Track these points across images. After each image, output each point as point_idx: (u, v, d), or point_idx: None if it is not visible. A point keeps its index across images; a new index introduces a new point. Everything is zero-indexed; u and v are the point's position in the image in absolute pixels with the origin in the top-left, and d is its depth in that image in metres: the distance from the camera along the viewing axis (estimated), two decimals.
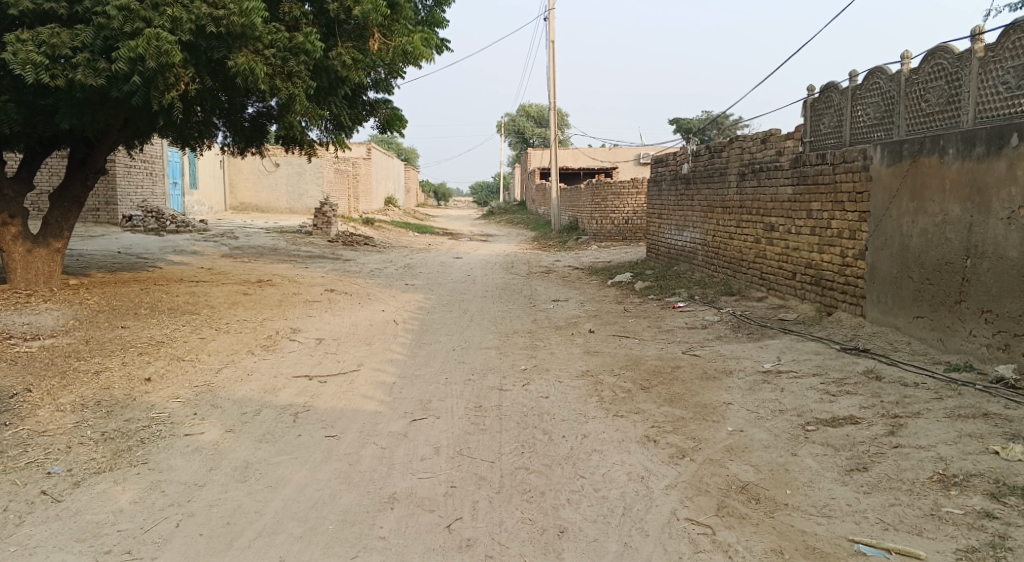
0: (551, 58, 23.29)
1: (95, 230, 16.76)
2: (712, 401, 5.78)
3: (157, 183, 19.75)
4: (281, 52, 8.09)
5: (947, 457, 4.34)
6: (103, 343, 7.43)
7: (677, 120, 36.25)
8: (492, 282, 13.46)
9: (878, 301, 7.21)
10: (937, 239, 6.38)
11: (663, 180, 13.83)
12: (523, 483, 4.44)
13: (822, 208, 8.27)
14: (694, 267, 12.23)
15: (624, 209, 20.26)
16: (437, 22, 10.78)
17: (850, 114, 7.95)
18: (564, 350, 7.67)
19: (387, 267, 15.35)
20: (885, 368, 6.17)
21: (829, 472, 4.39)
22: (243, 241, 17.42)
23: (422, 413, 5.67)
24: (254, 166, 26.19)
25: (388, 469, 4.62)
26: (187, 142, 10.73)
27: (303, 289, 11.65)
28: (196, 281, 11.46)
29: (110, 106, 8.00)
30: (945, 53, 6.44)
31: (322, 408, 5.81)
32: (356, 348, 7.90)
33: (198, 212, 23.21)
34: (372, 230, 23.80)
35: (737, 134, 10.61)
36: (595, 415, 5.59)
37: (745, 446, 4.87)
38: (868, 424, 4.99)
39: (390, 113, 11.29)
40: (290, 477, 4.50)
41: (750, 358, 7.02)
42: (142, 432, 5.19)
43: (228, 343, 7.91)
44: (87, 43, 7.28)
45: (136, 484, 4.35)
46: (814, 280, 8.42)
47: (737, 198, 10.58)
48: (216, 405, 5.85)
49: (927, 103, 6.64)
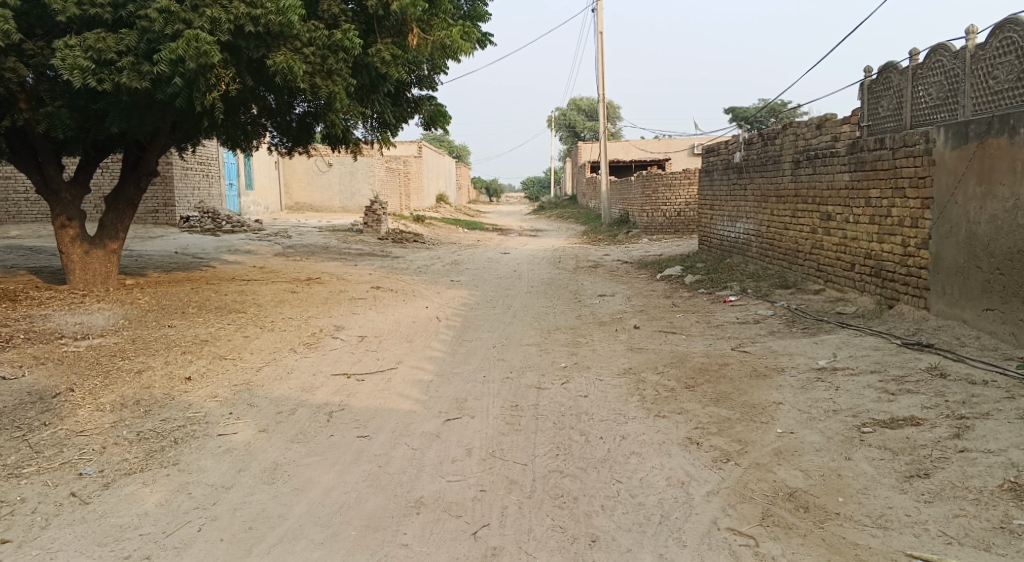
0: (600, 49, 22.93)
1: (154, 231, 17.15)
2: (760, 401, 5.48)
3: (213, 184, 20.13)
4: (320, 49, 8.00)
5: (1019, 463, 3.97)
6: (148, 342, 7.49)
7: (732, 109, 35.35)
8: (539, 278, 13.25)
9: (943, 294, 6.77)
10: (1008, 226, 5.94)
11: (715, 170, 13.41)
12: (556, 487, 4.25)
13: (882, 196, 7.83)
14: (747, 259, 11.82)
15: (675, 201, 19.82)
16: (480, 15, 10.63)
17: (911, 95, 7.49)
18: (607, 347, 7.43)
19: (434, 264, 15.30)
20: (951, 365, 5.76)
21: (885, 479, 4.07)
22: (295, 240, 17.60)
23: (457, 413, 5.52)
24: (307, 165, 26.52)
25: (417, 471, 4.48)
26: (236, 143, 10.79)
27: (350, 286, 11.65)
28: (246, 280, 11.57)
29: (157, 109, 8.03)
30: (1016, 26, 5.98)
31: (357, 408, 5.71)
32: (396, 346, 7.80)
33: (253, 211, 23.60)
34: (423, 227, 23.87)
35: (791, 120, 10.17)
36: (636, 415, 5.35)
37: (794, 449, 4.57)
38: (930, 425, 4.64)
39: (435, 109, 11.14)
40: (317, 480, 4.41)
41: (803, 354, 6.66)
42: (176, 433, 5.17)
43: (270, 341, 7.91)
44: (131, 46, 7.29)
45: (164, 486, 4.33)
46: (874, 270, 7.99)
47: (791, 187, 10.15)
48: (252, 404, 5.81)
49: (996, 81, 6.19)
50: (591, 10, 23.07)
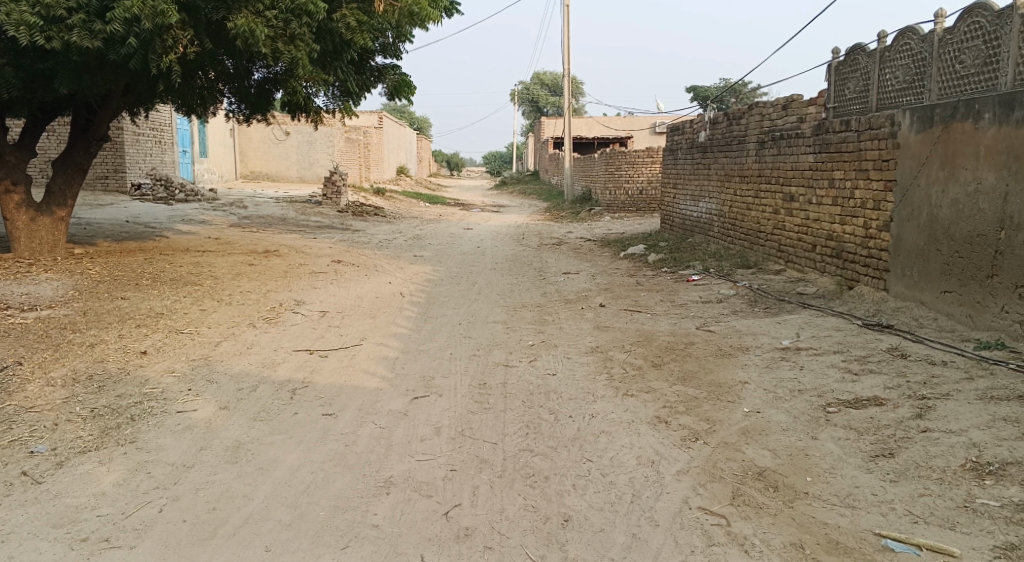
0: (565, 24, 22.74)
1: (104, 199, 16.58)
2: (727, 380, 5.51)
3: (166, 151, 19.52)
4: (283, 13, 7.65)
5: (980, 443, 4.06)
6: (100, 315, 7.22)
7: (694, 89, 35.50)
8: (502, 254, 13.17)
9: (903, 275, 6.89)
10: (969, 210, 6.04)
11: (679, 148, 13.44)
12: (526, 467, 4.22)
13: (845, 178, 7.91)
14: (709, 239, 11.90)
15: (638, 179, 19.86)
16: None
17: (878, 77, 7.56)
18: (574, 325, 7.41)
19: (395, 238, 15.09)
20: (910, 346, 5.87)
21: (852, 459, 4.13)
22: (252, 211, 17.19)
23: (424, 390, 5.45)
24: (264, 134, 25.89)
25: (385, 451, 4.40)
26: (192, 109, 10.43)
27: (310, 260, 11.41)
28: (202, 252, 11.25)
29: (109, 70, 7.68)
30: (983, 11, 6.04)
31: (320, 385, 5.59)
32: (360, 322, 7.67)
33: (207, 181, 22.98)
34: (383, 200, 23.55)
35: (757, 100, 10.20)
36: (604, 394, 5.34)
37: (762, 429, 4.61)
38: (894, 405, 4.71)
39: (399, 79, 10.91)
40: (282, 459, 4.30)
41: (767, 334, 6.73)
42: (132, 409, 4.99)
43: (229, 315, 7.71)
44: (82, 3, 6.88)
45: (121, 465, 4.18)
46: (835, 252, 8.09)
47: (755, 167, 10.21)
48: (212, 380, 5.64)
49: (962, 65, 6.26)
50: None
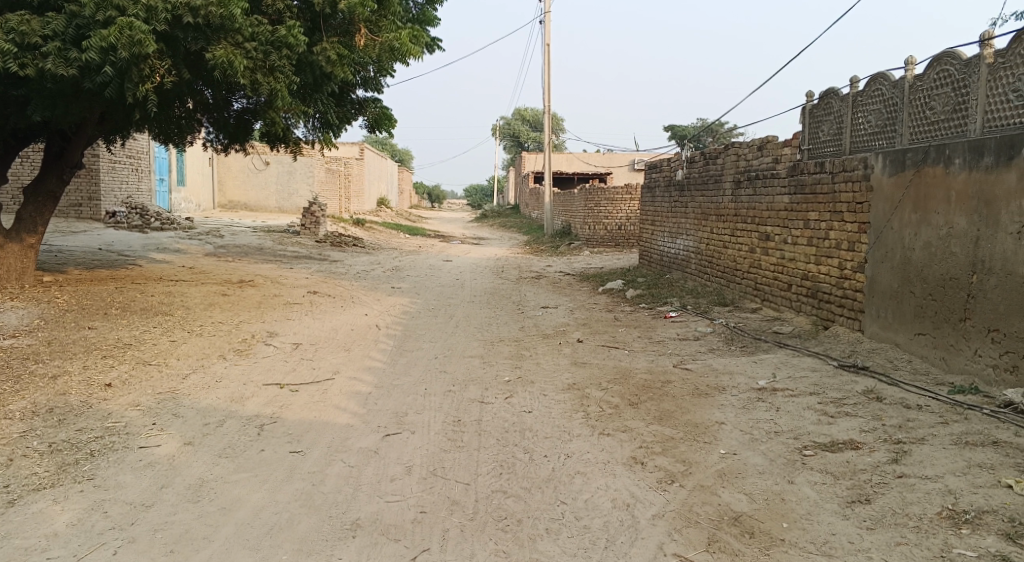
0: (546, 62, 23.00)
1: (77, 226, 16.33)
2: (703, 420, 5.46)
3: (142, 179, 19.33)
4: (263, 45, 7.67)
5: (956, 490, 4.03)
6: (65, 345, 7.04)
7: (672, 127, 36.00)
8: (480, 287, 13.10)
9: (877, 316, 6.92)
10: (941, 253, 6.09)
11: (657, 186, 13.53)
12: (498, 509, 4.12)
13: (820, 219, 7.98)
14: (686, 276, 11.93)
15: (617, 215, 19.97)
16: (429, 19, 10.49)
17: (851, 121, 7.67)
18: (551, 361, 7.34)
19: (373, 269, 14.98)
20: (886, 388, 5.86)
21: (828, 504, 4.09)
22: (229, 240, 17.01)
23: (396, 427, 5.33)
24: (243, 164, 25.76)
25: (353, 490, 4.29)
26: (169, 137, 10.32)
27: (286, 291, 11.27)
28: (175, 280, 11.07)
29: (85, 98, 7.59)
30: (952, 59, 6.16)
31: (290, 421, 5.45)
32: (333, 355, 7.54)
33: (184, 209, 22.78)
34: (362, 231, 23.45)
35: (733, 141, 10.31)
36: (580, 432, 5.27)
37: (738, 471, 4.55)
38: (869, 449, 4.68)
39: (379, 111, 10.92)
40: (246, 498, 4.17)
41: (744, 373, 6.69)
42: (93, 444, 4.83)
43: (199, 346, 7.55)
44: (59, 31, 6.83)
45: (77, 504, 4.04)
46: (811, 291, 8.12)
47: (732, 206, 10.29)
48: (177, 414, 5.49)
49: (933, 111, 6.36)
50: (539, 21, 23.15)
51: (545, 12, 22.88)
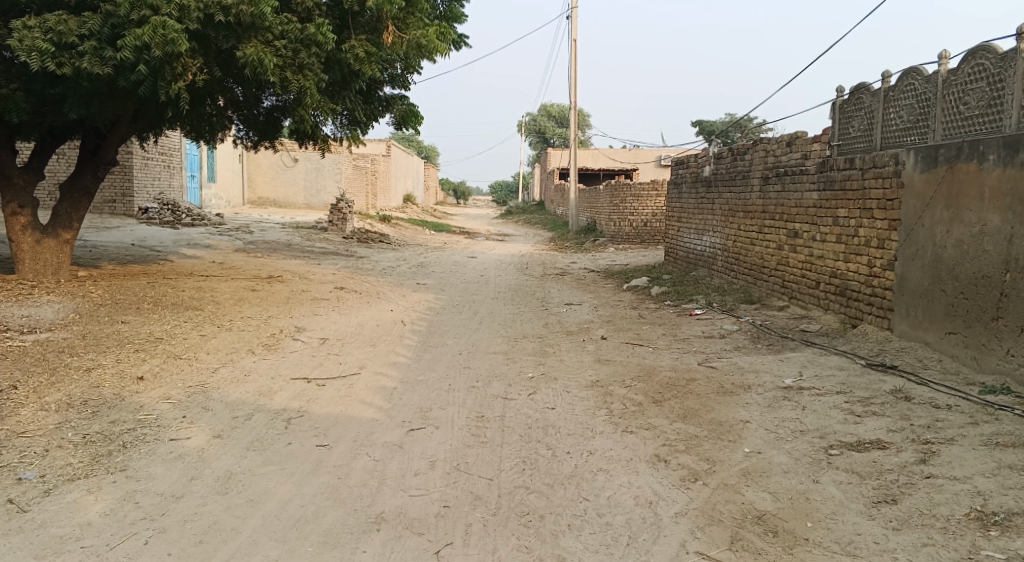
0: (573, 58, 22.95)
1: (110, 222, 16.63)
2: (728, 418, 5.43)
3: (174, 176, 19.64)
4: (292, 43, 7.75)
5: (985, 491, 3.98)
6: (99, 339, 7.19)
7: (699, 123, 35.72)
8: (505, 283, 13.14)
9: (907, 315, 6.84)
10: (973, 251, 5.99)
11: (683, 183, 13.45)
12: (521, 504, 4.15)
13: (849, 216, 7.88)
14: (712, 273, 11.86)
15: (643, 211, 19.89)
16: (456, 17, 10.52)
17: (882, 117, 7.56)
18: (574, 357, 7.35)
19: (399, 265, 15.08)
20: (915, 388, 5.78)
21: (853, 504, 4.06)
22: (258, 236, 17.22)
23: (421, 422, 5.38)
24: (272, 160, 26.03)
25: (378, 485, 4.34)
26: (201, 134, 10.47)
27: (313, 286, 11.40)
28: (205, 276, 11.24)
29: (119, 96, 7.72)
30: (987, 53, 6.04)
31: (316, 415, 5.52)
32: (359, 350, 7.62)
33: (215, 205, 23.10)
34: (389, 227, 23.61)
35: (762, 137, 10.22)
36: (603, 429, 5.27)
37: (762, 470, 4.53)
38: (897, 449, 4.63)
39: (407, 109, 10.98)
40: (273, 491, 4.24)
41: (769, 371, 6.64)
42: (125, 436, 4.94)
43: (228, 341, 7.67)
44: (94, 31, 6.97)
45: (110, 494, 4.14)
46: (839, 289, 8.03)
47: (759, 203, 10.20)
48: (207, 407, 5.59)
49: (966, 107, 6.25)
50: (566, 17, 23.09)
51: (572, 8, 22.81)
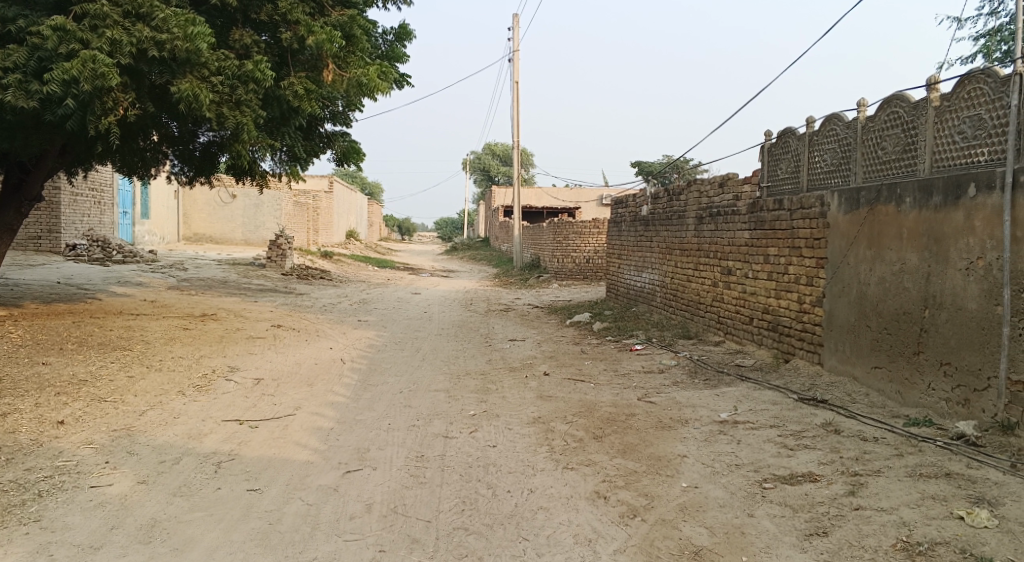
0: (515, 99, 23.29)
1: (35, 259, 15.99)
2: (666, 453, 5.48)
3: (105, 212, 19.07)
4: (229, 79, 7.68)
5: (910, 521, 4.11)
6: (18, 382, 6.85)
7: (639, 163, 36.54)
8: (447, 320, 13.07)
9: (836, 350, 7.04)
10: (895, 288, 6.23)
11: (623, 221, 13.69)
12: (459, 547, 4.09)
13: (779, 254, 8.13)
14: (651, 309, 12.03)
15: (585, 248, 20.15)
16: (398, 56, 10.56)
17: (807, 159, 7.86)
18: (516, 394, 7.32)
19: (340, 302, 14.87)
20: (844, 421, 5.93)
21: (787, 537, 4.12)
22: (193, 273, 16.79)
23: (357, 464, 5.27)
24: (209, 197, 25.51)
25: (311, 530, 4.21)
26: (134, 170, 10.20)
27: (249, 325, 11.11)
28: (135, 314, 10.87)
29: (45, 130, 7.49)
30: (901, 102, 6.37)
31: (248, 458, 5.36)
32: (295, 390, 7.44)
33: (148, 241, 22.49)
34: (330, 264, 23.34)
35: (696, 178, 10.50)
36: (544, 467, 5.25)
37: (699, 505, 4.57)
38: (827, 482, 4.74)
39: (347, 145, 10.93)
40: (200, 538, 4.09)
41: (706, 406, 6.73)
42: (41, 484, 4.70)
43: (158, 382, 7.40)
44: (19, 64, 6.78)
45: (22, 547, 3.93)
46: (771, 325, 8.24)
47: (695, 241, 10.44)
48: (132, 452, 5.36)
49: (884, 151, 6.55)
50: (508, 60, 23.49)
51: (515, 50, 23.22)
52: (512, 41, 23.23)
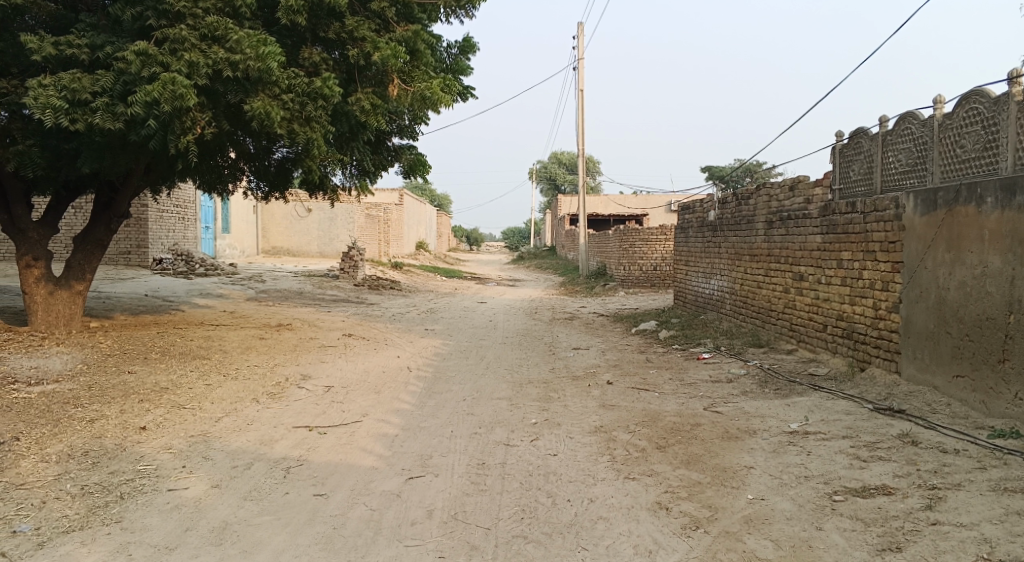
0: (580, 107, 23.25)
1: (125, 273, 16.81)
2: (732, 464, 5.35)
3: (188, 227, 19.92)
4: (299, 97, 7.90)
5: (992, 538, 3.91)
6: (105, 389, 7.21)
7: (709, 168, 35.95)
8: (513, 328, 13.13)
9: (914, 358, 6.75)
10: (977, 292, 5.94)
11: (690, 227, 13.49)
12: (518, 555, 4.10)
13: (853, 259, 7.86)
14: (720, 316, 11.79)
15: (652, 255, 19.93)
16: (462, 69, 10.70)
17: (881, 160, 7.59)
18: (579, 403, 7.28)
19: (409, 312, 15.11)
20: (922, 432, 5.68)
21: (857, 552, 3.97)
22: (270, 285, 17.35)
23: (420, 470, 5.33)
24: (286, 211, 26.34)
25: (374, 535, 4.29)
26: (213, 187, 10.62)
27: (321, 334, 11.42)
28: (214, 325, 11.30)
29: (131, 151, 7.88)
30: (981, 97, 6.09)
31: (316, 464, 5.49)
32: (363, 398, 7.60)
33: (229, 255, 23.37)
34: (400, 275, 23.75)
35: (765, 182, 10.26)
36: (605, 476, 5.20)
37: (765, 517, 4.44)
38: (902, 495, 4.54)
39: (414, 158, 11.09)
40: (267, 542, 4.21)
41: (775, 417, 6.54)
42: (123, 487, 4.93)
43: (234, 390, 7.67)
44: (106, 88, 7.15)
45: (103, 546, 4.14)
46: (846, 332, 7.96)
47: (765, 247, 10.19)
48: (207, 457, 5.57)
49: (963, 149, 6.27)
50: (573, 68, 23.49)
51: (580, 58, 23.20)
52: (577, 49, 23.20)
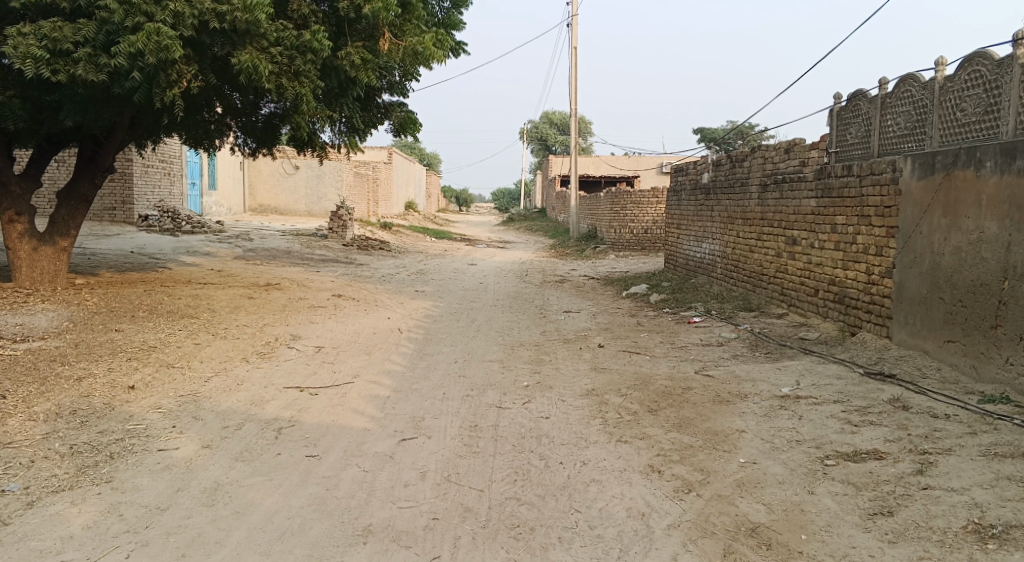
0: (573, 67, 22.92)
1: (110, 229, 16.59)
2: (723, 428, 5.36)
3: (174, 183, 19.64)
4: (288, 50, 7.71)
5: (983, 503, 3.93)
6: (92, 347, 7.14)
7: (701, 130, 35.74)
8: (503, 290, 13.09)
9: (906, 323, 6.76)
10: (972, 258, 5.93)
11: (682, 190, 13.41)
12: (511, 516, 4.10)
13: (847, 223, 7.83)
14: (711, 279, 11.78)
15: (643, 218, 19.87)
16: (453, 23, 10.48)
17: (879, 123, 7.51)
18: (570, 366, 7.28)
19: (399, 273, 15.04)
20: (913, 397, 5.70)
21: (849, 516, 4.00)
22: (258, 244, 17.18)
23: (413, 432, 5.31)
24: (273, 168, 26.01)
25: (367, 496, 4.28)
26: (200, 142, 10.42)
27: (310, 294, 11.33)
28: (202, 284, 11.18)
29: (115, 103, 7.69)
30: (984, 60, 5.99)
31: (307, 425, 5.46)
32: (354, 358, 7.56)
33: (216, 212, 23.12)
34: (389, 235, 23.60)
35: (761, 144, 10.17)
36: (597, 439, 5.20)
37: (757, 481, 4.46)
38: (893, 460, 4.57)
39: (404, 116, 10.92)
40: (260, 502, 4.19)
41: (766, 381, 6.56)
42: (113, 447, 4.89)
43: (223, 349, 7.61)
44: (89, 38, 6.91)
45: (94, 506, 4.11)
46: (838, 297, 7.96)
47: (758, 210, 10.14)
48: (197, 417, 5.53)
49: (963, 113, 6.20)
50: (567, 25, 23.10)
51: (574, 15, 22.81)
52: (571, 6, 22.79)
